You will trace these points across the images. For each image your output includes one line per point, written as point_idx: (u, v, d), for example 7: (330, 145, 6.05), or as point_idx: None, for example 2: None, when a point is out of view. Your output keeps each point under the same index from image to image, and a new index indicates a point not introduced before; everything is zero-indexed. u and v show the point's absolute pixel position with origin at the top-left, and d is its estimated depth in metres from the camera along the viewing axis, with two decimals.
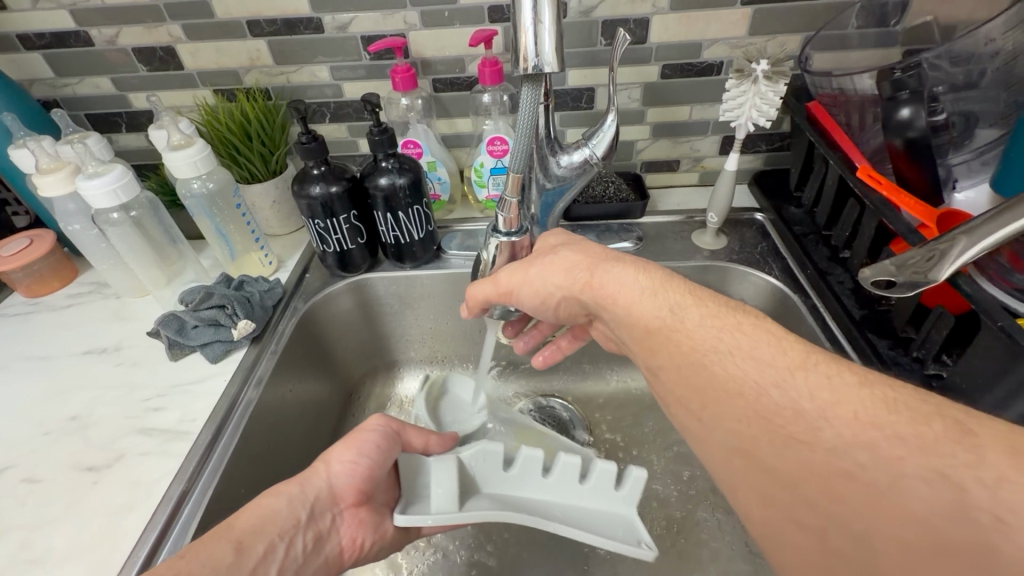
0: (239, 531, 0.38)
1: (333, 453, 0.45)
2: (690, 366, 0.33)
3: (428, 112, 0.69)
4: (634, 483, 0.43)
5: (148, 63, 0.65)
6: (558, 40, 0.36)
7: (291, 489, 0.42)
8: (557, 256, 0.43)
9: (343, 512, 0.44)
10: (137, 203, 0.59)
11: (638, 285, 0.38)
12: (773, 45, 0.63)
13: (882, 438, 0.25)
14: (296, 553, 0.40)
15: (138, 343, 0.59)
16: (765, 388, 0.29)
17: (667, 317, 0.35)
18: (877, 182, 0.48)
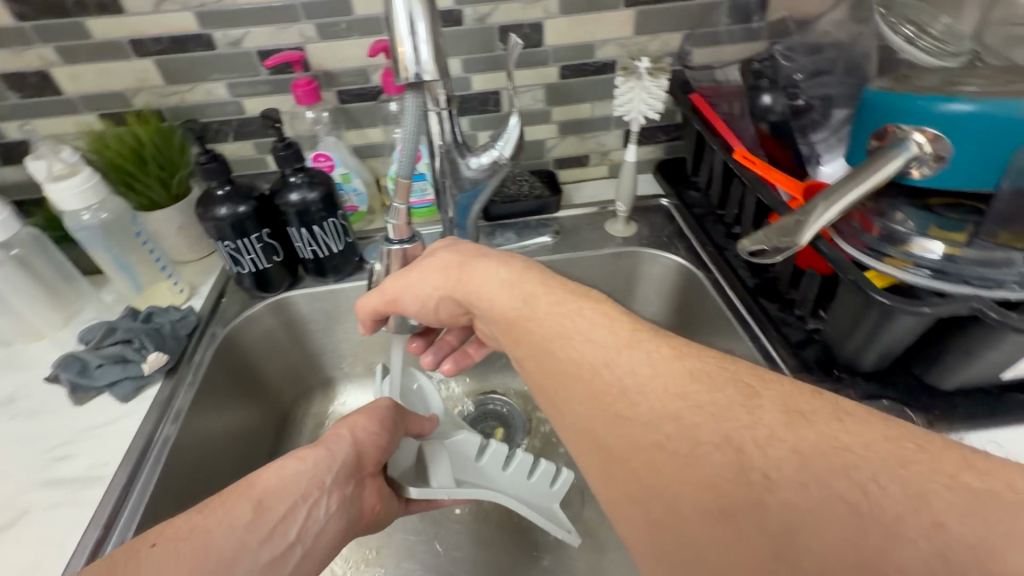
0: (260, 490, 0.39)
1: (357, 420, 0.46)
2: (541, 353, 0.36)
3: (336, 125, 0.68)
4: (563, 482, 0.55)
5: (19, 89, 0.60)
6: (436, 51, 0.38)
7: (317, 453, 0.42)
8: (433, 259, 0.45)
9: (366, 480, 0.44)
10: (19, 240, 0.54)
11: (497, 281, 0.41)
12: (656, 44, 0.67)
13: (685, 408, 0.29)
14: (319, 515, 0.40)
15: (35, 391, 0.55)
16: (599, 369, 0.33)
17: (523, 309, 0.38)
18: (751, 161, 0.53)
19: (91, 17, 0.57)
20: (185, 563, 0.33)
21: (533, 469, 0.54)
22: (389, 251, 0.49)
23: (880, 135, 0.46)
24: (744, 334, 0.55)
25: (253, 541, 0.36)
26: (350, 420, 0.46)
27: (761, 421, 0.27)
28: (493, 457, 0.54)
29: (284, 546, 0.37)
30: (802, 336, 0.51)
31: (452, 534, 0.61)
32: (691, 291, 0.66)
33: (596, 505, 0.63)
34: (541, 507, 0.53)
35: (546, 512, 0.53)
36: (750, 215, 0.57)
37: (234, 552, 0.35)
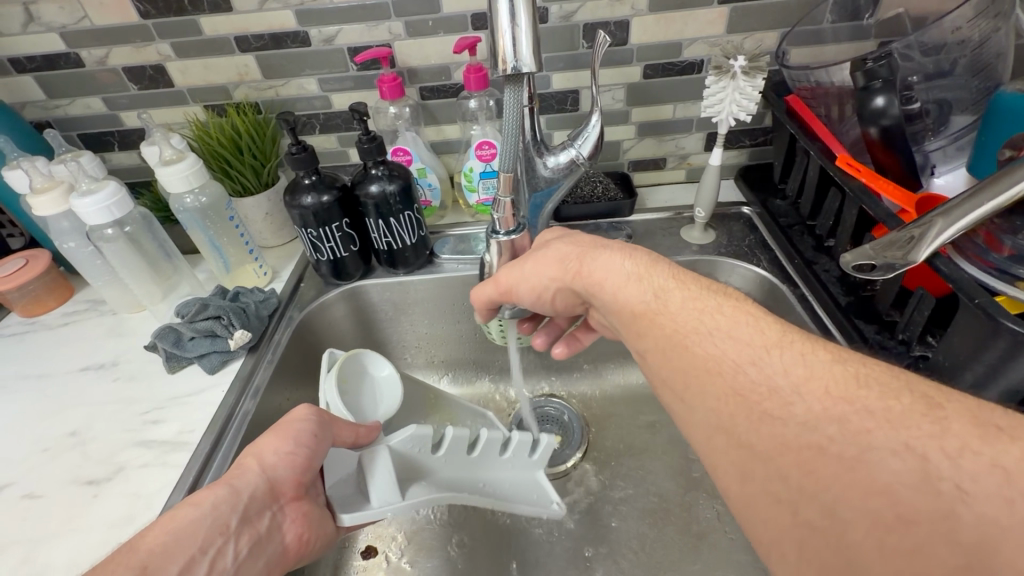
0: (145, 555, 0.34)
1: (263, 446, 0.42)
2: (671, 347, 0.35)
3: (416, 120, 0.70)
4: (543, 450, 0.51)
5: (138, 81, 0.66)
6: (536, 44, 0.37)
7: (218, 492, 0.39)
8: (549, 249, 0.45)
9: (284, 507, 0.42)
10: (131, 219, 0.59)
11: (625, 274, 0.40)
12: (750, 42, 0.64)
13: (851, 412, 0.27)
14: (229, 561, 0.38)
15: (135, 357, 0.59)
16: (741, 366, 0.31)
17: (651, 301, 0.37)
18: (856, 169, 0.49)
19: (203, 15, 0.61)
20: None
21: (505, 445, 0.49)
22: (499, 242, 0.50)
23: (1015, 144, 0.42)
24: (834, 356, 0.51)
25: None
26: (256, 447, 0.42)
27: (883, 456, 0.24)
28: (453, 448, 0.46)
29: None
30: (905, 364, 0.46)
31: (504, 537, 0.61)
32: (771, 305, 0.62)
33: (654, 521, 0.61)
34: (521, 484, 0.51)
35: (522, 488, 0.51)
36: (849, 225, 0.52)
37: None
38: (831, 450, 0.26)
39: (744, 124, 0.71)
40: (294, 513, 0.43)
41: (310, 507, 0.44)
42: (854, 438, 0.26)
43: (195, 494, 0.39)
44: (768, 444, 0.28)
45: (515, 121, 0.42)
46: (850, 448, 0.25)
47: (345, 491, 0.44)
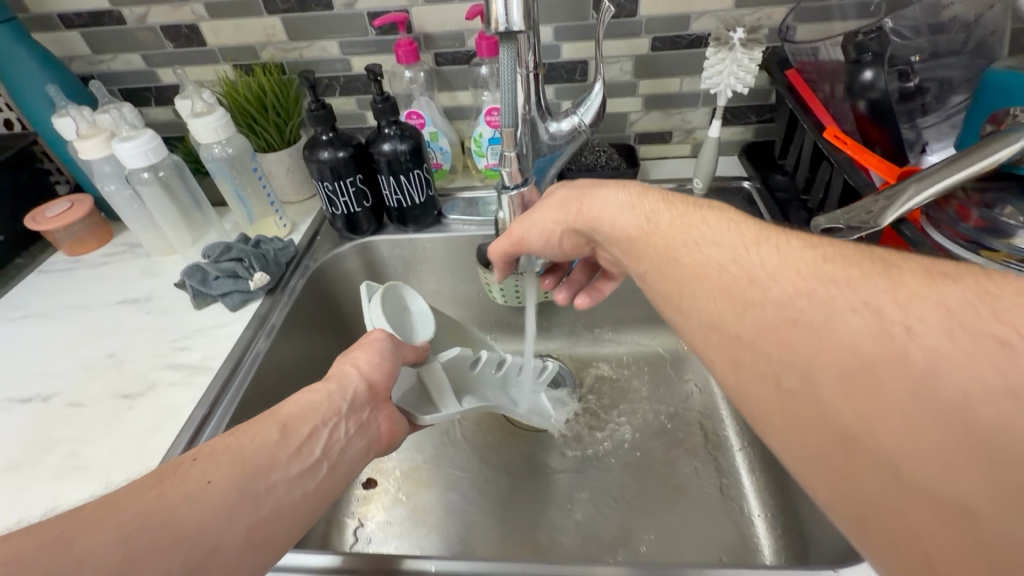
0: (284, 416, 0.39)
1: (357, 356, 0.46)
2: (665, 261, 0.37)
3: (430, 85, 0.73)
4: (545, 372, 0.66)
5: (174, 40, 0.71)
6: (526, 6, 0.40)
7: (329, 386, 0.43)
8: (553, 196, 0.49)
9: (381, 406, 0.45)
10: (165, 165, 0.64)
11: (620, 205, 0.43)
12: (758, 17, 0.65)
13: (819, 285, 0.28)
14: (341, 437, 0.40)
15: (166, 294, 0.65)
16: (725, 265, 0.33)
17: (644, 224, 0.40)
18: (842, 143, 0.50)
19: None
20: (230, 470, 0.33)
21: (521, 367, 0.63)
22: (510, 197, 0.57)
23: (995, 119, 0.44)
24: None
25: (283, 455, 0.36)
26: (351, 356, 0.46)
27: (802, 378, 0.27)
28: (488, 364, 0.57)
29: (311, 462, 0.37)
30: None
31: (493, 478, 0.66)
32: None
33: (636, 471, 0.65)
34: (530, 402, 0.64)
35: (536, 401, 0.65)
36: (835, 197, 0.55)
37: (268, 461, 0.35)
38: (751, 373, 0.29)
39: (749, 100, 0.72)
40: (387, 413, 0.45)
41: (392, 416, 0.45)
42: (827, 303, 0.27)
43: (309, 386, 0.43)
44: (753, 325, 0.30)
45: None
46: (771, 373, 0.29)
47: (415, 401, 0.50)
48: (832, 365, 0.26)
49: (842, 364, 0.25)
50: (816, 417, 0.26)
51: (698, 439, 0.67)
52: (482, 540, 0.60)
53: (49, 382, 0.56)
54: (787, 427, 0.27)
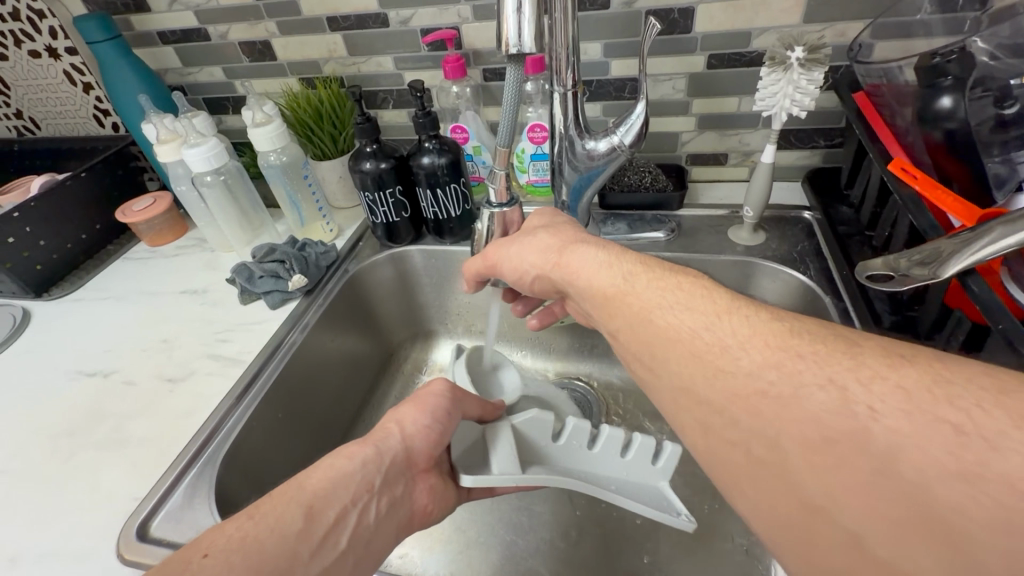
0: (311, 494, 0.36)
1: (405, 415, 0.43)
2: (639, 325, 0.34)
3: (476, 100, 0.74)
4: (669, 456, 0.45)
5: (250, 55, 0.77)
6: (538, 29, 0.40)
7: (366, 451, 0.40)
8: (534, 237, 0.45)
9: (416, 477, 0.42)
10: (227, 170, 0.71)
11: (595, 260, 0.39)
12: (830, 33, 0.59)
13: (787, 357, 0.27)
14: (370, 520, 0.38)
15: (220, 287, 0.71)
16: (697, 331, 0.31)
17: (620, 284, 0.36)
18: (911, 176, 0.45)
19: None
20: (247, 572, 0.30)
21: (627, 446, 0.46)
22: (491, 215, 0.52)
23: None
24: None
25: (305, 552, 0.33)
26: (397, 413, 0.44)
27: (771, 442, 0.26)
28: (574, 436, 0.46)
29: (336, 554, 0.34)
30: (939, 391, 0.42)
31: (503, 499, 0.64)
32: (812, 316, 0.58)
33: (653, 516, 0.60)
34: (642, 487, 0.46)
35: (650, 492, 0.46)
36: (902, 236, 0.49)
37: (288, 561, 0.32)
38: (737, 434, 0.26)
39: (816, 123, 0.66)
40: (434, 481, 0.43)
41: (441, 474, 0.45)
42: (799, 381, 0.26)
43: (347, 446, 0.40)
44: (727, 394, 0.28)
45: (514, 98, 0.43)
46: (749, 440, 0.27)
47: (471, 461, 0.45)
48: (799, 440, 0.25)
49: (811, 439, 0.24)
50: (782, 490, 0.25)
51: None
52: (484, 562, 0.58)
53: (113, 359, 0.63)
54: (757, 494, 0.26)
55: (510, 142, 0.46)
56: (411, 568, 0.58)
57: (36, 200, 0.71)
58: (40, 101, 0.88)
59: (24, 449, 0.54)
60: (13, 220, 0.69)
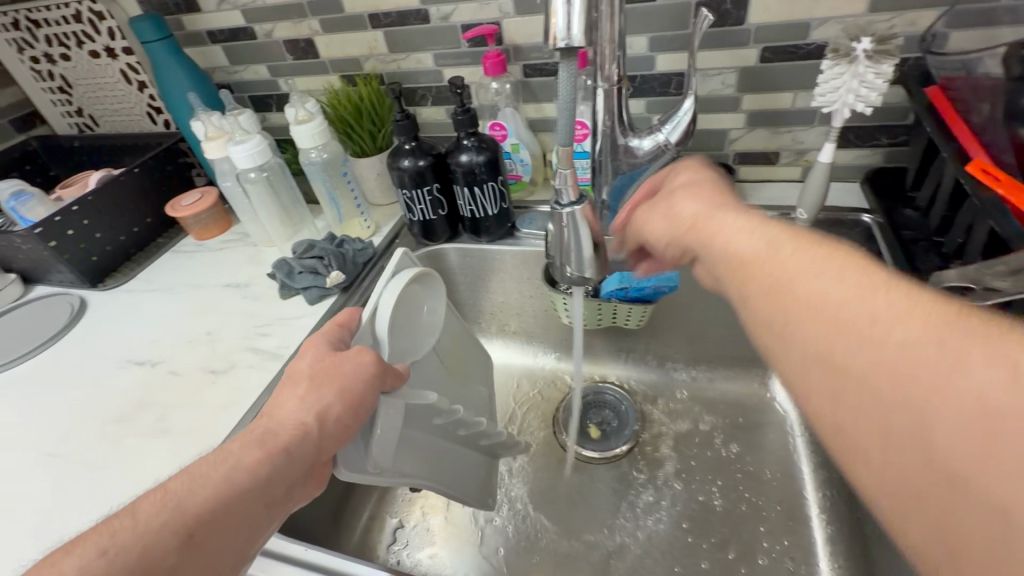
0: (193, 518, 0.32)
1: (323, 410, 0.39)
2: (773, 290, 0.31)
3: (516, 96, 0.73)
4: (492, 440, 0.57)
5: (294, 53, 0.78)
6: (587, 21, 0.38)
7: (269, 458, 0.36)
8: (670, 198, 0.41)
9: (313, 474, 0.39)
10: (270, 166, 0.72)
11: (737, 225, 0.35)
12: (899, 23, 0.55)
13: (959, 341, 0.23)
14: (262, 537, 0.35)
15: (261, 282, 0.72)
16: (844, 300, 0.27)
17: (759, 250, 0.33)
18: (993, 177, 0.42)
19: None
20: None
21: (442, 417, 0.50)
22: (563, 216, 0.50)
23: None
24: None
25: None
26: (308, 404, 0.39)
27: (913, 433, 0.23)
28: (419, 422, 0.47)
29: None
30: None
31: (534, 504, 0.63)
32: None
33: (690, 529, 0.58)
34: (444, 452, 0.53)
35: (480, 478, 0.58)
36: (980, 244, 0.45)
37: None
38: None
39: (879, 120, 0.61)
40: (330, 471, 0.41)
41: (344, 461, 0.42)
42: (960, 365, 0.23)
43: (248, 446, 0.36)
44: (868, 363, 0.25)
45: (569, 96, 0.42)
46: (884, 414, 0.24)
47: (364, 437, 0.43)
48: (957, 430, 0.22)
49: (968, 430, 0.22)
50: (927, 470, 0.23)
51: (771, 505, 0.59)
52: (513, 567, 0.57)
53: (160, 349, 0.65)
54: (897, 474, 0.24)
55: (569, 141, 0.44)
56: (440, 569, 0.57)
57: (93, 194, 0.74)
58: (98, 99, 0.92)
59: (78, 434, 0.56)
60: (72, 214, 0.72)
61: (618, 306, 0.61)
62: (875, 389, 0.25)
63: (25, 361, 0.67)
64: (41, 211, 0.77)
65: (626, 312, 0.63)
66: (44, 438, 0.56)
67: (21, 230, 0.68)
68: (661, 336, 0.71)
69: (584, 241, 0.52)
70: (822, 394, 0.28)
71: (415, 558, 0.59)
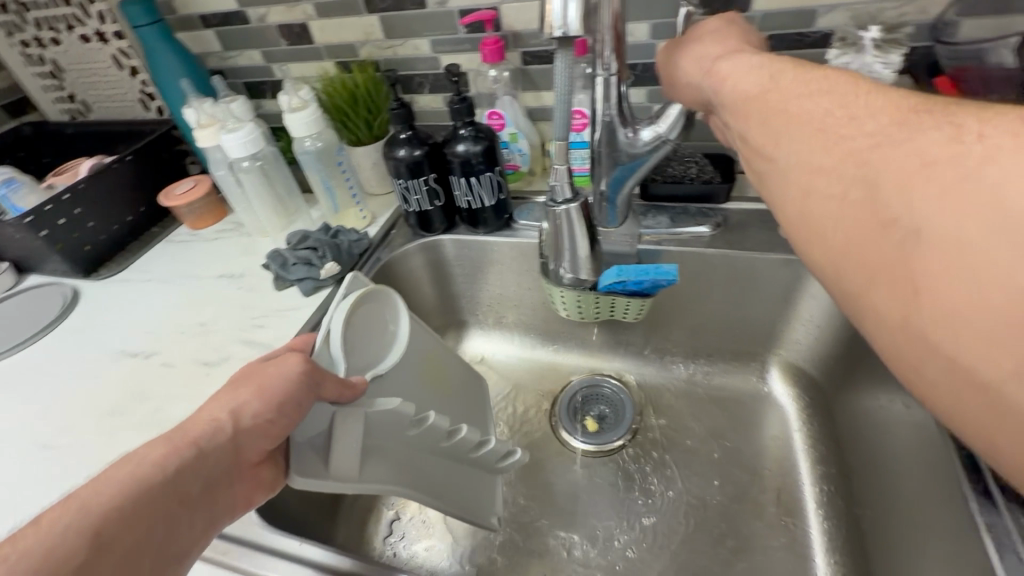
0: (99, 517, 0.30)
1: (243, 406, 0.38)
2: (796, 175, 0.33)
3: (514, 84, 0.71)
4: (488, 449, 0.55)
5: (288, 38, 0.76)
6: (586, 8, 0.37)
7: (185, 455, 0.35)
8: (688, 51, 0.43)
9: (243, 476, 0.38)
10: (263, 155, 0.70)
11: (749, 61, 0.37)
12: (910, 10, 0.53)
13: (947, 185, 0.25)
14: (184, 539, 0.33)
15: (257, 273, 0.71)
16: (855, 159, 0.30)
17: (765, 83, 0.36)
18: None
19: None
20: None
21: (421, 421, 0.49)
22: (557, 212, 0.50)
23: None
24: None
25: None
26: (230, 401, 0.38)
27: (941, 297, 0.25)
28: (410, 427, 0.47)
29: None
30: None
31: (531, 496, 0.62)
32: None
33: (686, 523, 0.58)
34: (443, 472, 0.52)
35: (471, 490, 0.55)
36: None
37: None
38: None
39: None
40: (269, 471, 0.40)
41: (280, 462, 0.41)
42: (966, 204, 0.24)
43: (155, 444, 0.34)
44: (891, 216, 0.27)
45: (564, 87, 0.41)
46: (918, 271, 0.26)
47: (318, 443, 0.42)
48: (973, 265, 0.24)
49: (979, 264, 0.23)
50: (973, 344, 0.24)
51: (768, 498, 0.58)
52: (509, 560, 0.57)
53: (154, 340, 0.64)
54: (991, 369, 0.23)
55: (567, 133, 0.43)
56: (436, 561, 0.57)
57: (85, 182, 0.73)
58: (90, 85, 0.91)
59: (72, 426, 0.56)
60: (63, 203, 0.71)
61: (615, 298, 0.58)
62: (931, 300, 0.25)
63: (18, 351, 0.66)
64: (33, 199, 0.76)
65: (626, 305, 0.59)
66: (37, 431, 0.56)
67: (11, 219, 0.68)
68: (659, 330, 0.70)
69: (578, 240, 0.52)
70: (887, 311, 0.28)
71: (411, 550, 0.58)
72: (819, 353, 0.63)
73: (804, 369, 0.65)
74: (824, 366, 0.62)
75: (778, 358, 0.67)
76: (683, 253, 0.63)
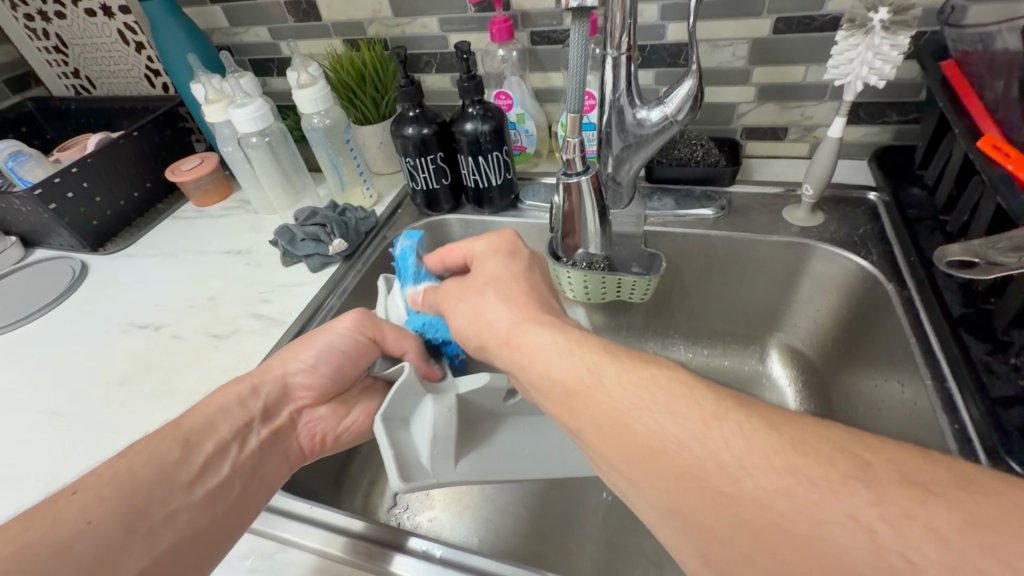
0: (187, 430, 0.41)
1: (291, 354, 0.49)
2: (615, 428, 0.31)
3: (523, 65, 0.71)
4: None
5: (296, 15, 0.76)
6: None
7: (241, 388, 0.46)
8: (476, 299, 0.43)
9: (301, 408, 0.49)
10: (271, 131, 0.71)
11: (495, 319, 0.41)
12: None
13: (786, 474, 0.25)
14: (253, 447, 0.44)
15: (263, 249, 0.72)
16: (682, 441, 0.28)
17: (509, 330, 0.39)
18: (1003, 153, 0.42)
19: None
20: (109, 505, 0.35)
21: None
22: (569, 186, 0.51)
23: None
24: (925, 372, 0.46)
25: (184, 478, 0.39)
26: (282, 355, 0.49)
27: (811, 527, 0.24)
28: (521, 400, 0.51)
29: (220, 479, 0.40)
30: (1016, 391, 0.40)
31: None
32: (871, 303, 0.55)
33: None
34: None
35: None
36: (984, 221, 0.48)
37: (165, 487, 0.37)
38: (795, 515, 0.24)
39: (891, 96, 0.61)
40: (325, 411, 0.49)
41: (340, 400, 0.51)
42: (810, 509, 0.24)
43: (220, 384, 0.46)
44: (728, 519, 0.26)
45: (579, 59, 0.42)
46: (779, 503, 0.25)
47: (403, 416, 0.46)
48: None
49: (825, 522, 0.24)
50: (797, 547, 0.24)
51: None
52: (507, 531, 0.58)
53: (163, 313, 0.65)
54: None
55: (579, 105, 0.45)
56: (439, 532, 0.59)
57: (92, 156, 0.73)
58: (95, 60, 0.90)
59: (84, 394, 0.57)
60: (71, 175, 0.71)
61: (621, 277, 0.60)
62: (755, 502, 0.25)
63: (26, 322, 0.67)
64: (40, 172, 0.76)
65: (632, 285, 0.61)
66: (48, 397, 0.57)
67: (20, 191, 0.68)
68: (661, 311, 0.71)
69: (589, 215, 0.52)
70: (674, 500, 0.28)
71: (415, 521, 0.60)
72: (819, 335, 0.63)
73: (802, 351, 0.65)
74: (822, 347, 0.63)
75: (778, 341, 0.67)
76: (687, 235, 0.64)
